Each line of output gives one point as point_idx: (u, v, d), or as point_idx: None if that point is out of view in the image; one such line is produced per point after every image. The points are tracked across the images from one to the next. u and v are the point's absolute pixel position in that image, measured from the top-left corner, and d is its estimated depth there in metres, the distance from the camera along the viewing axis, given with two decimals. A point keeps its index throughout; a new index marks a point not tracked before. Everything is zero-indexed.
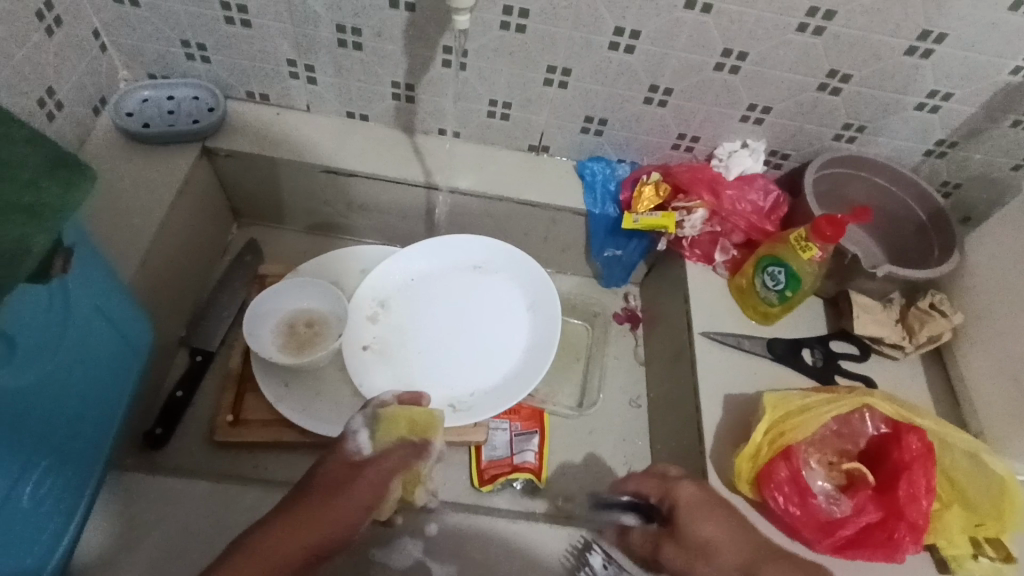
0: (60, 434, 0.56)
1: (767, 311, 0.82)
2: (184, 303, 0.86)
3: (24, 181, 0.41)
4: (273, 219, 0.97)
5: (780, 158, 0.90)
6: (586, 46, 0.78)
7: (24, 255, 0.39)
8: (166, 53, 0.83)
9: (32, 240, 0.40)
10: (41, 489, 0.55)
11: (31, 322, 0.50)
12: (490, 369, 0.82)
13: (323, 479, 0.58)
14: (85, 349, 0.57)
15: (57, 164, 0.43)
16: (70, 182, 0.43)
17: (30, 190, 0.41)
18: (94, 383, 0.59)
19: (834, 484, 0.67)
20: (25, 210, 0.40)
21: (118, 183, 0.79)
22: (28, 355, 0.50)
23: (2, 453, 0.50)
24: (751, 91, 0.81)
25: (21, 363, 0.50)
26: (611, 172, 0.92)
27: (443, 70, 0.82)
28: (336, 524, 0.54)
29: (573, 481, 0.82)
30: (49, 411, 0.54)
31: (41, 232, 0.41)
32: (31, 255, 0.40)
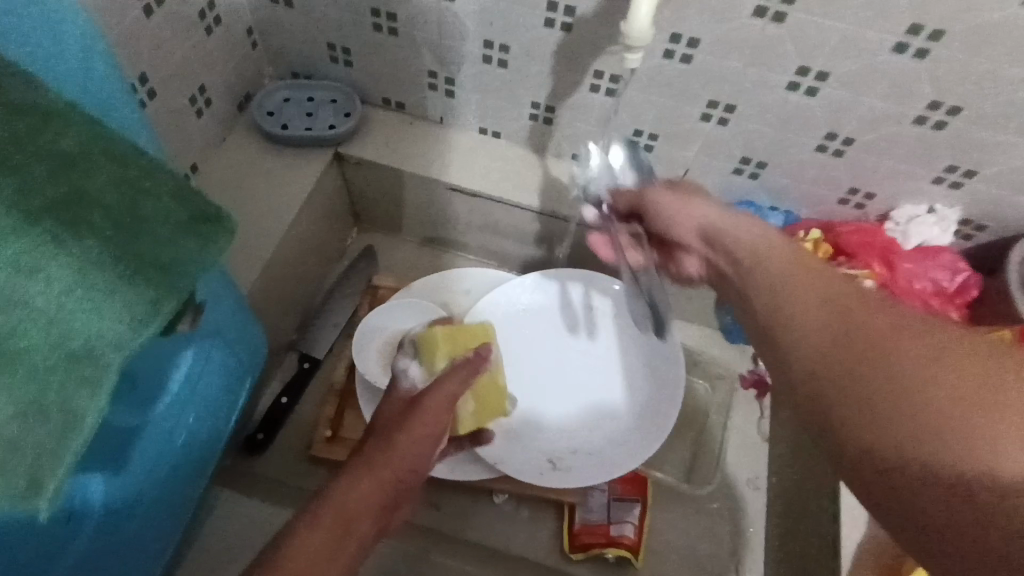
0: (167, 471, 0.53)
1: None
2: (297, 306, 0.86)
3: (163, 239, 0.37)
4: (391, 227, 0.95)
5: (975, 230, 0.75)
6: (760, 84, 0.68)
7: (151, 321, 0.36)
8: (312, 54, 0.82)
9: (163, 303, 0.37)
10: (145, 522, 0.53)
11: (158, 356, 0.47)
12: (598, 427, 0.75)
13: (385, 417, 0.57)
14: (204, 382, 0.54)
15: (196, 221, 0.39)
16: (208, 239, 0.40)
17: (168, 249, 0.37)
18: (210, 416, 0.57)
19: None
20: (159, 269, 0.37)
21: (253, 185, 0.79)
22: (146, 391, 0.47)
23: (115, 494, 0.47)
24: (956, 151, 0.68)
25: (140, 399, 0.47)
26: (761, 221, 0.80)
27: (590, 94, 0.76)
28: (408, 461, 0.52)
29: (672, 564, 0.74)
30: (161, 451, 0.51)
31: (171, 295, 0.37)
32: (158, 318, 0.37)
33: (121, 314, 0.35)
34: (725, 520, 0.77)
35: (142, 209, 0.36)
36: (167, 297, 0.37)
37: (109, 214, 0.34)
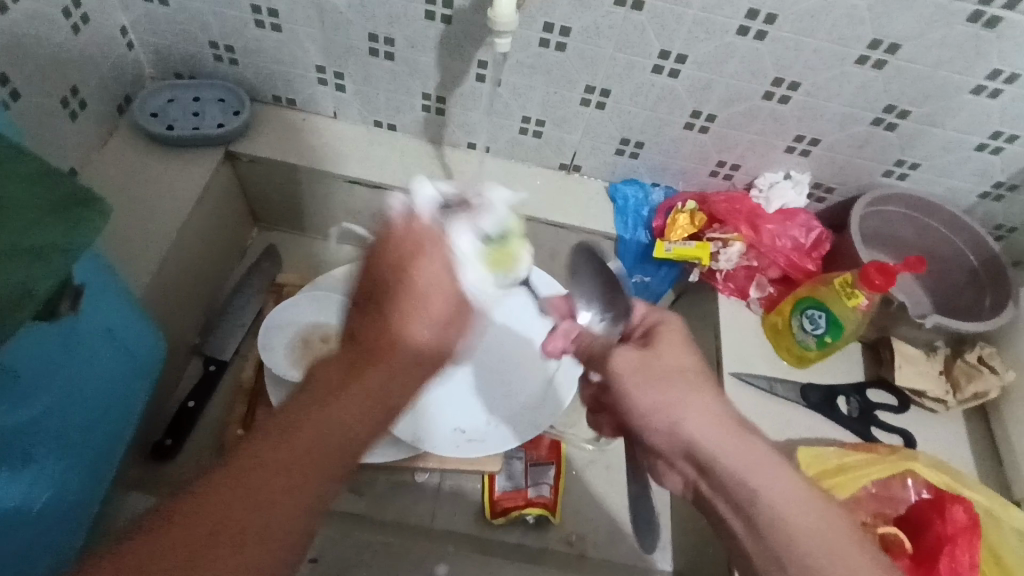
0: (65, 463, 0.52)
1: (803, 355, 0.78)
2: (198, 311, 0.84)
3: (26, 220, 0.34)
4: (294, 224, 0.95)
5: (824, 192, 0.85)
6: (630, 68, 0.74)
7: (22, 303, 0.33)
8: (194, 54, 0.81)
9: (35, 287, 0.34)
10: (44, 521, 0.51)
11: (40, 349, 0.47)
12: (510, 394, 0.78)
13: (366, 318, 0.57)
14: (96, 374, 0.53)
15: (65, 202, 0.36)
16: (79, 220, 0.37)
17: (32, 232, 0.34)
18: (104, 409, 0.55)
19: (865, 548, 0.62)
20: (26, 252, 0.34)
21: (136, 188, 0.77)
22: (30, 385, 0.47)
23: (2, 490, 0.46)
24: (800, 122, 0.77)
25: (23, 394, 0.46)
26: (644, 197, 0.88)
27: (477, 84, 0.79)
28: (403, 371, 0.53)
29: (588, 519, 0.79)
30: (53, 444, 0.50)
31: (45, 277, 0.34)
32: (32, 301, 0.34)
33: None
34: None
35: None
36: (39, 281, 0.34)
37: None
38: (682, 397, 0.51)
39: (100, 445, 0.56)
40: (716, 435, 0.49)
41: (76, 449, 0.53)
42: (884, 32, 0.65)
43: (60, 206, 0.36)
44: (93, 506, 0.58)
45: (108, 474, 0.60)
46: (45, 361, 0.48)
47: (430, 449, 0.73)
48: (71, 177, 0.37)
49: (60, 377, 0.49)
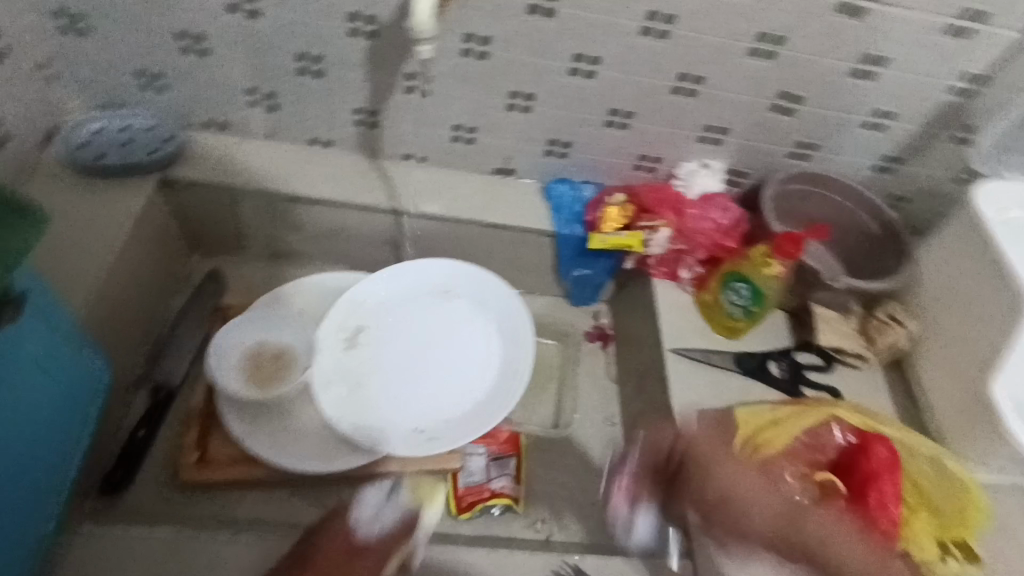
0: (9, 488, 0.52)
1: (733, 327, 0.84)
2: (143, 339, 0.83)
3: None
4: (235, 248, 0.94)
5: (739, 176, 0.93)
6: (549, 73, 0.79)
7: None
8: (119, 84, 0.81)
9: None
10: None
11: None
12: (460, 389, 0.81)
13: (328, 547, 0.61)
14: (34, 394, 0.54)
15: None
16: None
17: None
18: (42, 434, 0.55)
19: (809, 495, 0.66)
20: None
21: (68, 220, 0.76)
22: None
23: None
24: (707, 112, 0.83)
25: None
26: (577, 194, 0.93)
27: (406, 96, 0.82)
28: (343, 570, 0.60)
29: (551, 505, 0.81)
30: None
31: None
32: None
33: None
34: (593, 457, 0.86)
35: None
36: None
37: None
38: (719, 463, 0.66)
39: (44, 474, 0.56)
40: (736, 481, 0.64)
41: (17, 473, 0.53)
42: (768, 26, 0.72)
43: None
44: (44, 539, 0.57)
45: (60, 507, 0.59)
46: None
47: (389, 452, 0.76)
48: None
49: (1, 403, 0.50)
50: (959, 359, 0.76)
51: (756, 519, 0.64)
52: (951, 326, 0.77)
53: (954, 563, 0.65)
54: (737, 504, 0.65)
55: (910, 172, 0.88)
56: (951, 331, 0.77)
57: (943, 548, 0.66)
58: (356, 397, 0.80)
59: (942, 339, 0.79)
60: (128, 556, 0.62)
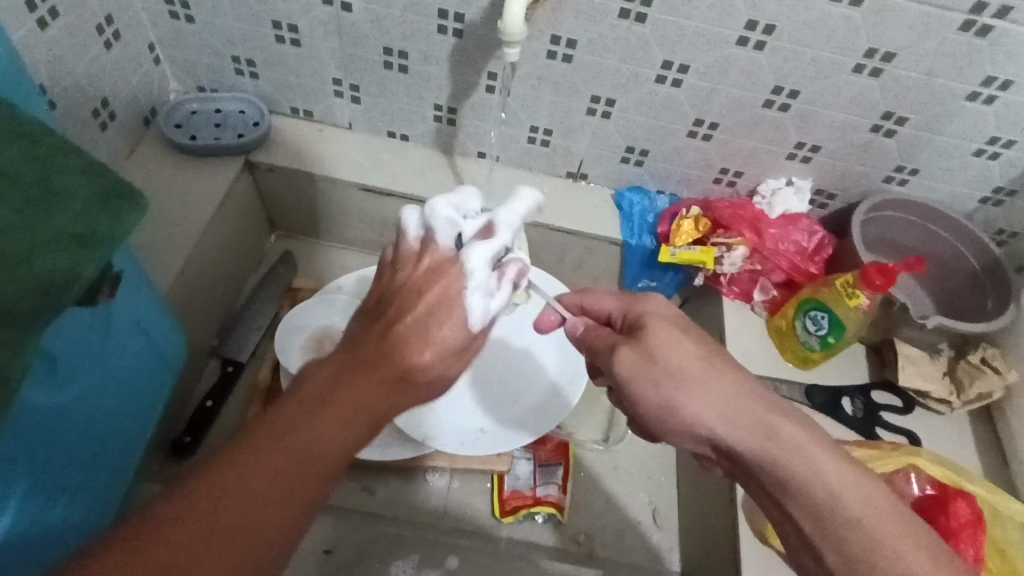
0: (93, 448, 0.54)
1: (807, 356, 0.80)
2: (217, 314, 0.87)
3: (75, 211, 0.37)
4: (309, 231, 0.97)
5: (826, 198, 0.87)
6: (634, 79, 0.77)
7: (71, 287, 0.37)
8: (216, 68, 0.85)
9: (81, 271, 0.37)
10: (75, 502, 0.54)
11: (82, 328, 0.49)
12: (547, 363, 0.82)
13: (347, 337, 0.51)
14: (123, 366, 0.55)
15: (111, 195, 0.39)
16: (123, 213, 0.39)
17: (82, 220, 0.38)
18: (127, 401, 0.57)
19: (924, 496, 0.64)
20: (73, 238, 0.37)
21: (161, 195, 0.80)
22: (67, 371, 0.48)
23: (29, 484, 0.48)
24: (799, 129, 0.79)
25: (60, 379, 0.48)
26: (650, 204, 0.91)
27: (487, 95, 0.82)
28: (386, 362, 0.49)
29: (596, 519, 0.80)
30: (81, 433, 0.52)
31: (90, 263, 0.38)
32: (78, 284, 0.37)
33: (35, 286, 0.35)
34: (641, 474, 0.84)
35: (56, 179, 0.37)
36: (88, 267, 0.37)
37: (18, 186, 0.35)
38: (675, 389, 0.48)
39: (126, 434, 0.58)
40: (710, 414, 0.47)
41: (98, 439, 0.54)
42: (879, 41, 0.67)
43: (99, 200, 0.38)
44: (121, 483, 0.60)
45: (134, 449, 0.60)
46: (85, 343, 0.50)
47: (440, 449, 0.76)
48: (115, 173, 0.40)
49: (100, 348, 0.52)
50: None
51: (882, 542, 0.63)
52: None
53: None
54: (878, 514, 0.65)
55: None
56: None
57: None
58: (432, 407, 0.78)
59: None
60: None
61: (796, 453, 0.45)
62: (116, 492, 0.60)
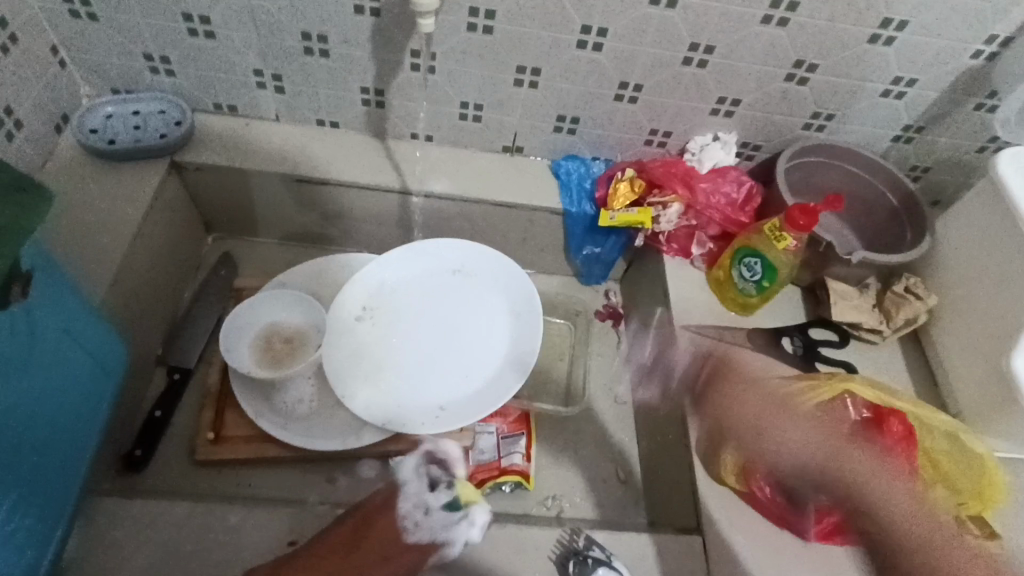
0: (30, 462, 0.52)
1: (745, 302, 0.83)
2: (159, 322, 0.84)
3: None
4: (248, 230, 0.95)
5: (752, 150, 0.91)
6: (556, 46, 0.78)
7: None
8: (129, 68, 0.82)
9: None
10: (16, 519, 0.51)
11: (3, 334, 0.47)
12: (501, 348, 0.82)
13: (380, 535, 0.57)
14: (55, 375, 0.53)
15: (12, 188, 0.40)
16: (26, 206, 0.41)
17: None
18: (65, 411, 0.56)
19: None
20: None
21: (84, 204, 0.77)
22: None
23: None
24: (718, 84, 0.82)
25: None
26: (586, 170, 0.92)
27: (412, 74, 0.82)
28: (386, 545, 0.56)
29: (562, 481, 0.81)
30: (15, 445, 0.50)
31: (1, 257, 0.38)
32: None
33: None
34: (603, 433, 0.86)
35: None
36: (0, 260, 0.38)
37: None
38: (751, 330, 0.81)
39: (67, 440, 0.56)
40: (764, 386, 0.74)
41: (38, 451, 0.53)
42: None
43: (4, 195, 0.40)
44: (72, 494, 0.58)
45: (78, 463, 0.59)
46: (16, 354, 0.48)
47: (409, 430, 0.76)
48: (16, 169, 0.42)
49: (29, 360, 0.50)
50: (976, 333, 0.75)
51: (768, 496, 0.67)
52: (970, 299, 0.75)
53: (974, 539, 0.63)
54: (750, 481, 0.68)
55: (931, 142, 0.85)
56: (970, 303, 0.76)
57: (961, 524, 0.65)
58: (364, 369, 0.80)
59: (962, 313, 0.77)
60: (147, 527, 0.62)
61: (876, 472, 0.60)
62: (68, 503, 0.58)
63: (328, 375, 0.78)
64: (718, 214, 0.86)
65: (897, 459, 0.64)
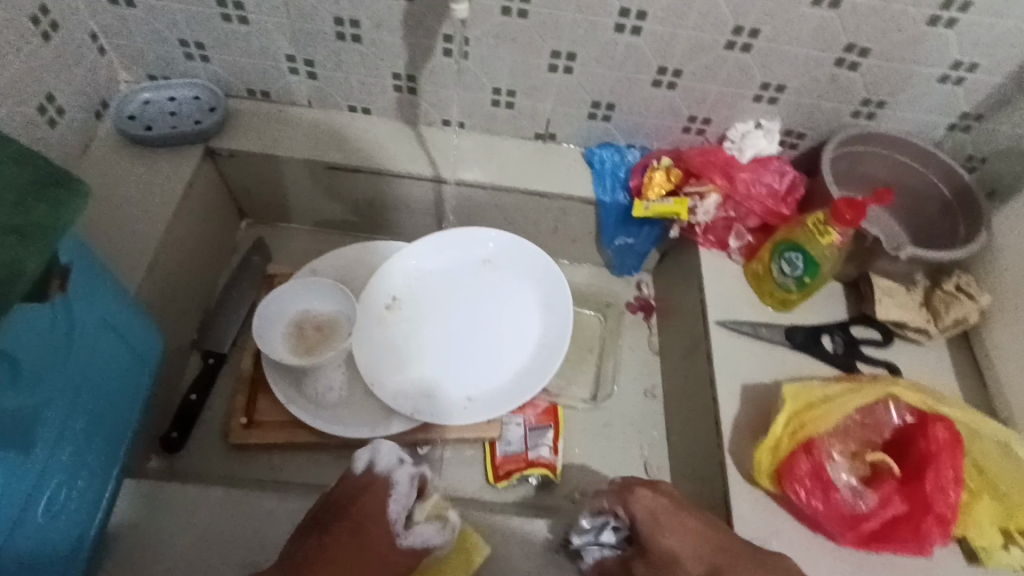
0: (71, 449, 0.54)
1: (785, 299, 0.80)
2: (194, 307, 0.86)
3: (10, 202, 0.38)
4: (280, 216, 0.96)
5: (796, 138, 0.87)
6: (592, 30, 0.75)
7: (17, 277, 0.37)
8: (165, 54, 0.82)
9: (26, 263, 0.38)
10: (58, 504, 0.53)
11: (42, 326, 0.48)
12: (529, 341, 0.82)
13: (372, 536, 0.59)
14: (93, 364, 0.55)
15: (45, 183, 0.40)
16: (59, 201, 0.40)
17: (18, 212, 0.39)
18: (103, 399, 0.57)
19: (858, 476, 0.64)
20: (14, 231, 0.38)
21: (123, 190, 0.78)
22: (33, 373, 0.48)
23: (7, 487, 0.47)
24: (762, 69, 0.78)
25: (29, 383, 0.47)
26: (620, 158, 0.90)
27: (445, 59, 0.80)
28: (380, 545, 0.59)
29: (590, 476, 0.81)
30: (56, 434, 0.51)
31: (34, 255, 0.38)
32: (24, 277, 0.37)
33: None
34: (632, 428, 0.85)
35: None
36: (33, 258, 0.38)
37: None
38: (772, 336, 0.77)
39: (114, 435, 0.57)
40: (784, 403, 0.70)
41: (78, 439, 0.54)
42: None
43: (36, 190, 0.40)
44: (111, 478, 0.60)
45: (118, 448, 0.60)
46: (54, 345, 0.49)
47: (437, 420, 0.76)
48: (49, 163, 0.41)
49: (68, 351, 0.51)
50: None
51: (804, 501, 0.62)
52: None
53: (1018, 553, 0.62)
54: (785, 484, 0.64)
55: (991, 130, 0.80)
56: None
57: (1006, 536, 0.63)
58: (393, 358, 0.80)
59: (1018, 314, 0.73)
60: (184, 509, 0.63)
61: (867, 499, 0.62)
62: (107, 486, 0.60)
63: (357, 363, 0.79)
64: (759, 204, 0.83)
65: (940, 467, 0.61)
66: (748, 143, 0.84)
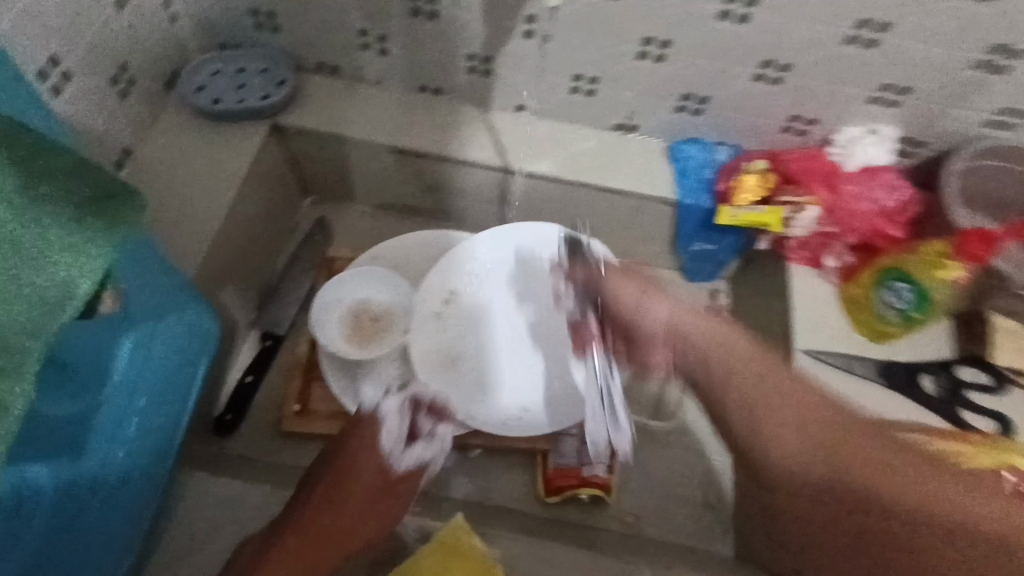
0: (143, 460, 0.51)
1: (883, 331, 0.74)
2: (253, 286, 0.85)
3: (68, 220, 0.39)
4: (342, 196, 0.93)
5: (915, 146, 0.76)
6: (693, 16, 0.67)
7: (68, 301, 0.39)
8: (236, 24, 0.79)
9: (78, 284, 0.39)
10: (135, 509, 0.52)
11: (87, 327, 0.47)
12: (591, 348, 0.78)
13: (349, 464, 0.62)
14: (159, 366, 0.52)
15: (101, 198, 0.41)
16: (115, 216, 0.41)
17: (75, 229, 0.40)
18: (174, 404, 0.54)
19: None
20: (70, 248, 0.39)
21: (188, 164, 0.77)
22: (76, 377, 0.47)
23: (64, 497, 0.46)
24: (887, 67, 0.68)
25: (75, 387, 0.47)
26: (708, 156, 0.81)
27: (525, 41, 0.74)
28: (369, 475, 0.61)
29: (645, 499, 0.77)
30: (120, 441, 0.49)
31: (86, 275, 0.40)
32: (74, 301, 0.39)
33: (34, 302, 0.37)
34: (693, 452, 0.80)
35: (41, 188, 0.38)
36: (86, 278, 0.40)
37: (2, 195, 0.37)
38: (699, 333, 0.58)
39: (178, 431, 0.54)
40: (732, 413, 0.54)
41: (149, 451, 0.52)
42: None
43: (93, 205, 0.41)
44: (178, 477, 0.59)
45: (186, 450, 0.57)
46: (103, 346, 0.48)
47: (493, 427, 0.74)
48: (106, 175, 0.42)
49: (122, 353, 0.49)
50: None
51: None
52: None
53: None
54: None
55: None
56: None
57: None
58: (448, 357, 0.77)
59: None
60: (235, 501, 0.63)
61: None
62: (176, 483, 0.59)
63: (412, 361, 0.76)
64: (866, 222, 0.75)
65: None
66: (856, 150, 0.75)
